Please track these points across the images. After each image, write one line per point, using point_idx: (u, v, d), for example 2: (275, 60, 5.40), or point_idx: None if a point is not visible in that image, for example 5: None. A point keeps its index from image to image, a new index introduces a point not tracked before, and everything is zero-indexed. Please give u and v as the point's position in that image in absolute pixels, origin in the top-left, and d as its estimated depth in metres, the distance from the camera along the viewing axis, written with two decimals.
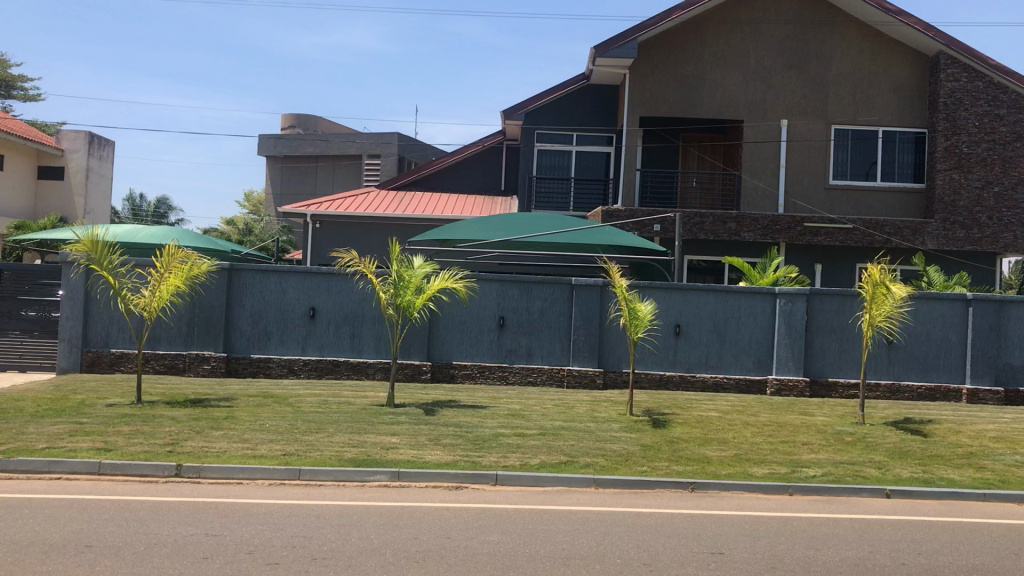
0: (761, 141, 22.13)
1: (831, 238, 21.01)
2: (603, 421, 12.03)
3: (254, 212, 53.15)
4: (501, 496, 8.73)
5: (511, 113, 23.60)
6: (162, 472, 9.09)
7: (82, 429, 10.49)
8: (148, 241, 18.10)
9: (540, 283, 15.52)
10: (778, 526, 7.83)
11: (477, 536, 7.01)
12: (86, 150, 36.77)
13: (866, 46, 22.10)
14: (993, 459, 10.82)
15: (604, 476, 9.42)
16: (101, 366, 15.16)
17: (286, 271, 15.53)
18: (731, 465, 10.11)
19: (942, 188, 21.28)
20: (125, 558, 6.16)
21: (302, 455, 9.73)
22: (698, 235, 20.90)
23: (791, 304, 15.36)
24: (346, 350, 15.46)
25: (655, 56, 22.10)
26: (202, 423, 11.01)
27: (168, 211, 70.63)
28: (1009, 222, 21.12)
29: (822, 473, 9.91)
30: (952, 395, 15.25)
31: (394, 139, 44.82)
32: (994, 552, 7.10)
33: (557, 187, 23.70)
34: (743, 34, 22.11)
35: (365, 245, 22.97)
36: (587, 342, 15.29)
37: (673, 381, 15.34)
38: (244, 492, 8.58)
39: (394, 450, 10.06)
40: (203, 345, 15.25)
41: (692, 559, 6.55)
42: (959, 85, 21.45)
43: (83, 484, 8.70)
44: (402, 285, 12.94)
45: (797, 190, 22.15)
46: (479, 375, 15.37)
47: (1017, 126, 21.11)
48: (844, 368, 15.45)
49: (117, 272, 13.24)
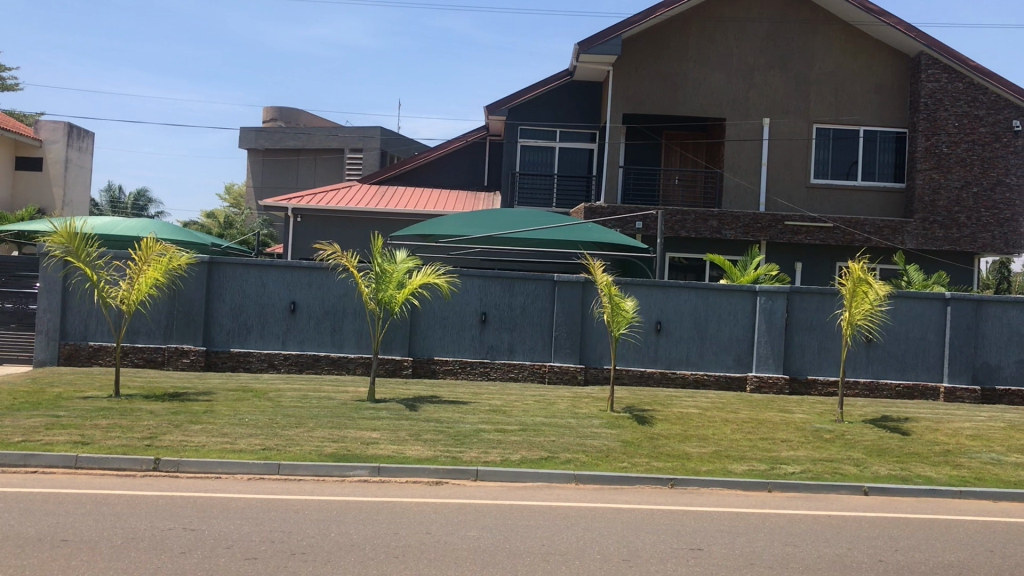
0: (743, 139, 22.22)
1: (812, 236, 21.13)
2: (585, 417, 12.04)
3: (236, 206, 52.99)
4: (481, 492, 8.73)
5: (494, 108, 23.58)
6: (141, 466, 9.04)
7: (59, 423, 10.40)
8: (128, 233, 17.95)
9: (522, 279, 15.53)
10: (757, 522, 7.86)
11: (457, 532, 7.00)
12: (65, 141, 36.30)
13: (848, 46, 22.22)
14: (970, 458, 10.90)
15: (585, 472, 9.42)
16: (79, 359, 15.03)
17: (267, 265, 15.47)
18: (711, 462, 10.15)
19: (922, 188, 21.41)
20: (101, 552, 6.11)
21: (281, 450, 9.68)
22: (680, 232, 20.98)
23: (772, 302, 15.42)
24: (326, 345, 15.38)
25: (638, 53, 22.09)
26: (180, 417, 10.95)
27: (148, 204, 70.04)
28: (986, 222, 21.33)
29: (801, 470, 9.96)
30: (930, 394, 15.39)
31: (376, 133, 44.16)
32: (969, 549, 7.15)
33: (540, 184, 23.71)
34: (726, 32, 22.17)
35: (347, 238, 22.92)
36: (568, 337, 15.31)
37: (653, 378, 15.37)
38: (222, 486, 8.54)
39: (374, 445, 10.03)
40: (182, 339, 15.15)
41: (671, 555, 6.56)
42: (940, 86, 21.56)
43: (60, 477, 8.63)
44: (383, 280, 12.89)
45: (779, 189, 22.28)
46: (460, 371, 15.32)
47: (996, 127, 21.29)
48: (824, 366, 15.53)
49: (95, 265, 13.12)
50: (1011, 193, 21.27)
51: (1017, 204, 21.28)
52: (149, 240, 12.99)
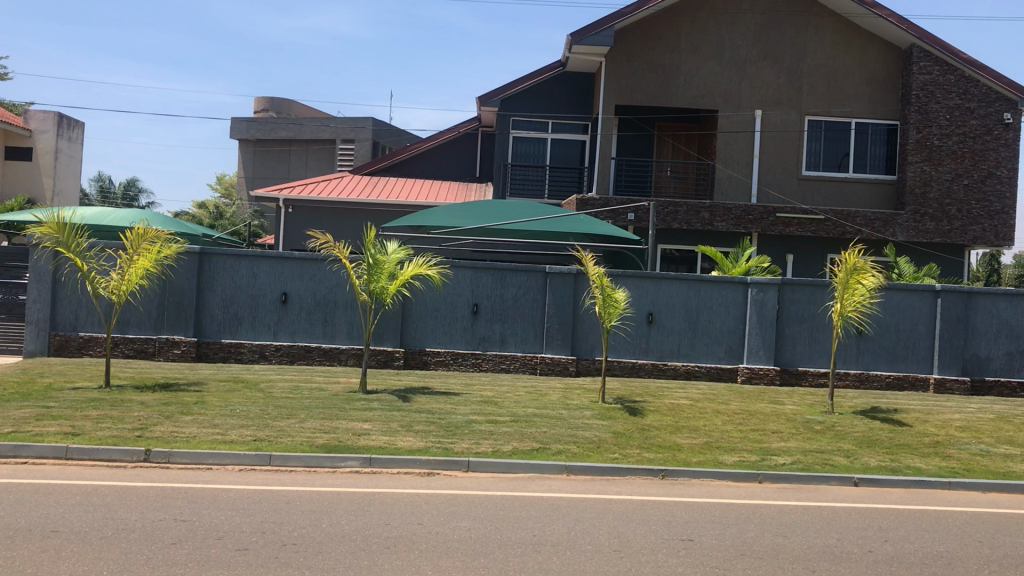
0: (735, 131, 22.24)
1: (803, 228, 21.23)
2: (576, 409, 12.06)
3: (226, 196, 52.86)
4: (472, 483, 8.73)
5: (487, 98, 23.48)
6: (130, 457, 9.00)
7: (49, 413, 10.38)
8: (117, 224, 17.88)
9: (514, 271, 15.53)
10: (747, 513, 7.87)
11: (448, 522, 7.01)
12: (55, 131, 36.08)
13: (840, 38, 22.22)
14: (959, 449, 10.96)
15: (576, 463, 9.44)
16: (69, 350, 14.97)
17: (258, 256, 15.44)
18: (702, 453, 10.18)
19: (913, 180, 21.46)
20: (92, 543, 6.11)
21: (272, 441, 9.65)
22: (671, 224, 21.01)
23: (763, 294, 15.45)
24: (318, 336, 15.38)
25: (630, 44, 22.09)
26: (171, 408, 10.92)
27: (139, 194, 69.79)
28: (977, 214, 21.37)
29: (791, 461, 10.00)
30: (920, 385, 15.45)
31: (368, 124, 44.45)
32: (957, 540, 7.18)
33: (532, 175, 23.68)
34: (719, 23, 22.15)
35: (338, 229, 22.86)
36: (560, 329, 15.32)
37: (645, 369, 15.40)
38: (214, 476, 8.54)
39: (366, 437, 10.02)
40: (173, 330, 15.12)
41: (662, 546, 6.58)
42: (932, 78, 21.60)
43: (51, 468, 8.61)
44: (376, 270, 12.85)
45: (770, 181, 22.32)
46: (452, 362, 15.34)
47: (987, 120, 21.33)
48: (814, 358, 15.58)
49: (84, 254, 13.05)
50: (1002, 186, 21.33)
51: (1008, 196, 21.36)
52: (140, 229, 12.93)
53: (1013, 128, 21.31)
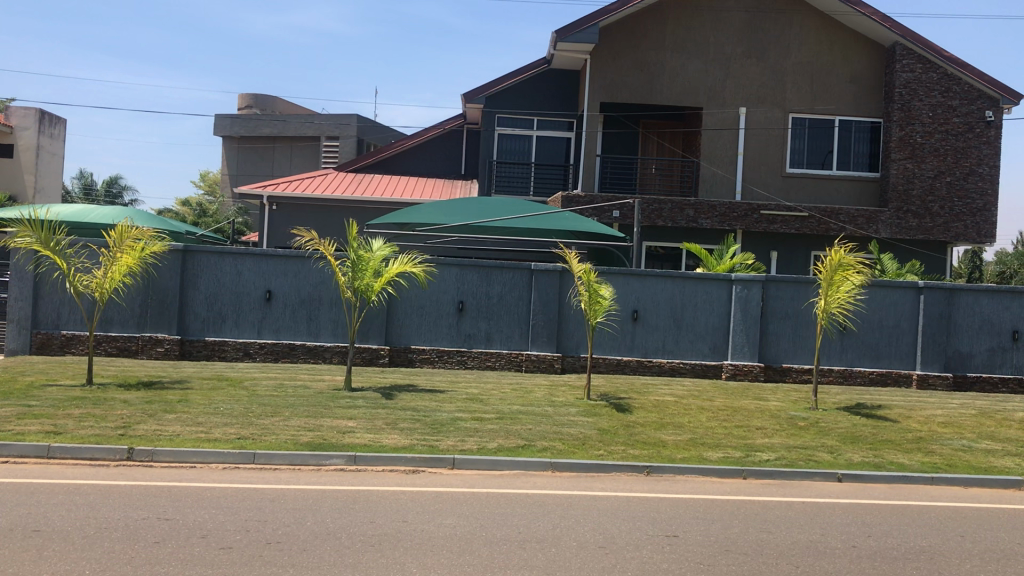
0: (720, 128, 22.28)
1: (787, 225, 21.28)
2: (561, 405, 12.07)
3: (211, 194, 52.53)
4: (457, 480, 8.72)
5: (472, 95, 23.46)
6: (114, 456, 8.95)
7: (30, 412, 10.30)
8: (100, 221, 17.73)
9: (499, 268, 15.54)
10: (732, 509, 7.90)
11: (433, 520, 7.00)
12: (36, 128, 35.77)
13: (824, 36, 22.31)
14: (941, 444, 11.04)
15: (562, 460, 9.45)
16: (51, 349, 14.85)
17: (241, 254, 15.38)
18: (687, 449, 10.22)
19: (896, 178, 21.57)
20: (72, 542, 6.08)
21: (257, 439, 9.62)
22: (656, 222, 21.07)
23: (747, 291, 15.53)
24: (302, 334, 15.31)
25: (616, 42, 22.12)
26: (154, 406, 10.85)
27: (123, 193, 69.28)
28: (960, 212, 21.49)
29: (776, 457, 10.04)
30: (902, 381, 15.55)
31: (353, 120, 44.01)
32: (940, 535, 7.23)
33: (517, 172, 23.58)
34: (703, 20, 22.19)
35: (322, 226, 22.78)
36: (545, 326, 15.33)
37: (630, 366, 15.44)
38: (196, 475, 8.50)
39: (351, 434, 10.00)
40: (156, 328, 15.03)
41: (646, 542, 6.59)
42: (914, 76, 21.72)
43: (33, 467, 8.55)
44: (359, 267, 12.81)
45: (754, 178, 22.42)
46: (437, 360, 15.29)
47: (969, 117, 21.48)
48: (798, 354, 15.65)
49: (64, 253, 12.91)
50: (983, 184, 21.47)
51: (989, 194, 21.49)
52: (122, 227, 12.83)
53: (995, 126, 21.48)
